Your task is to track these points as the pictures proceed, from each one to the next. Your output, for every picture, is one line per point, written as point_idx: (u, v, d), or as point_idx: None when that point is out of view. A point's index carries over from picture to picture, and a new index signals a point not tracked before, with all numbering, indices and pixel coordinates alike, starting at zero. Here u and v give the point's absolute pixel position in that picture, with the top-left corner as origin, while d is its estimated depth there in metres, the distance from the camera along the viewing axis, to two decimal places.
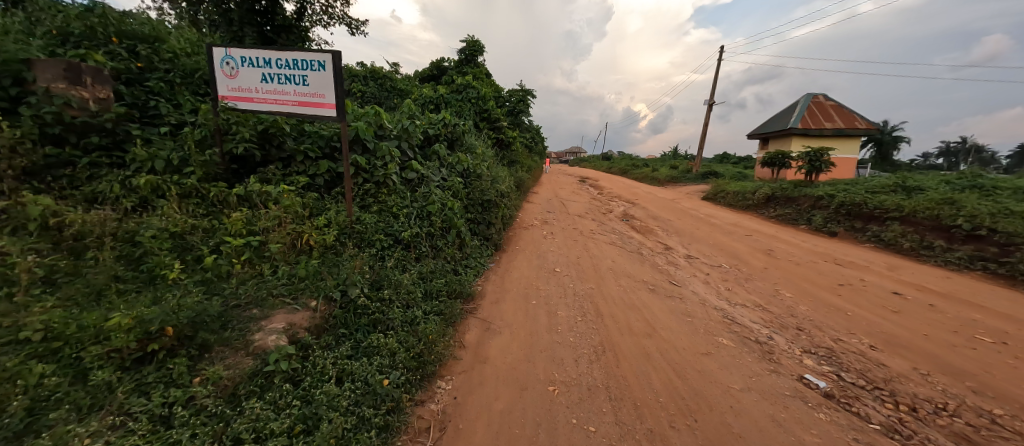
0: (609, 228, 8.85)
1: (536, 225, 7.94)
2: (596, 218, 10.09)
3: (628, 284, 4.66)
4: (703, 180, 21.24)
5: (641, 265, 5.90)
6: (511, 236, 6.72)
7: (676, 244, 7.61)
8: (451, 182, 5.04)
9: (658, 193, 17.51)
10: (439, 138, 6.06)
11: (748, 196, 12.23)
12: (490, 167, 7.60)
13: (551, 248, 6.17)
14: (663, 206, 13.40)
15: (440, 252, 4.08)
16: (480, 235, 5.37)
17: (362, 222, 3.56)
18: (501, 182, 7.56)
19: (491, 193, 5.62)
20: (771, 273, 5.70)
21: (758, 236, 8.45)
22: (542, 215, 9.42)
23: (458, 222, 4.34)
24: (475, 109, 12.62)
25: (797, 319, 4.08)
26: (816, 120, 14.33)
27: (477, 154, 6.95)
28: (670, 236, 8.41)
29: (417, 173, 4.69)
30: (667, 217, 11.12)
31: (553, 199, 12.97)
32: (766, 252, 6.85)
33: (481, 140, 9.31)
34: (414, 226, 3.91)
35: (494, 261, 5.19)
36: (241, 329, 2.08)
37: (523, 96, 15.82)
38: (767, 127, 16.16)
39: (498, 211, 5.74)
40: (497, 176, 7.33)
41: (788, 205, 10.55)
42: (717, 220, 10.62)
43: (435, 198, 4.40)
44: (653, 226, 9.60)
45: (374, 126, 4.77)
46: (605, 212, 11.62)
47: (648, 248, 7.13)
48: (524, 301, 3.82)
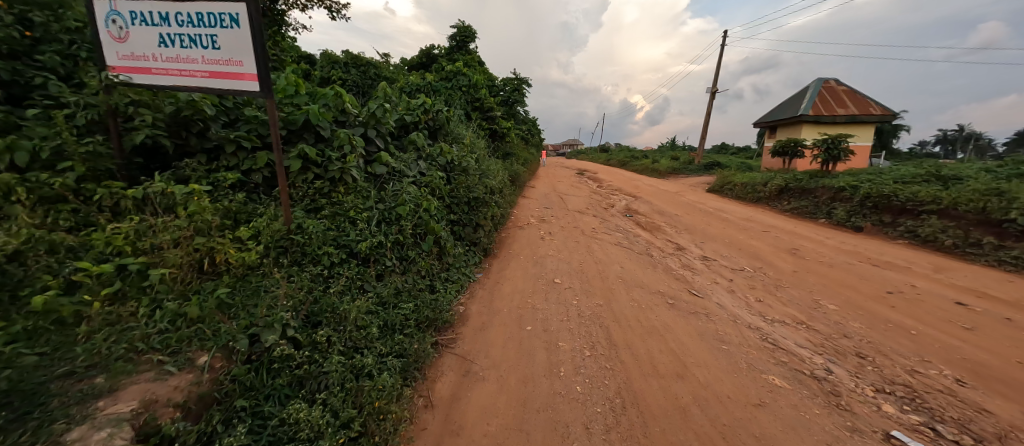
0: (613, 226, 8.05)
1: (532, 224, 7.13)
2: (598, 214, 9.28)
3: (643, 298, 3.87)
4: (706, 172, 20.43)
5: (654, 270, 5.12)
6: (504, 237, 5.92)
7: (689, 244, 6.83)
8: (429, 178, 4.22)
9: (660, 186, 16.73)
10: (418, 127, 5.22)
11: (758, 188, 11.45)
12: (480, 160, 6.76)
13: (550, 251, 5.36)
14: (667, 200, 12.63)
15: (411, 264, 3.27)
16: (466, 239, 4.57)
17: (306, 231, 2.74)
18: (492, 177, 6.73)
19: (478, 189, 4.80)
20: (803, 278, 4.94)
21: (777, 232, 7.67)
22: (539, 212, 8.60)
23: (436, 227, 3.55)
24: (466, 98, 11.74)
25: (853, 342, 3.31)
26: (828, 106, 13.52)
27: (464, 145, 6.11)
28: (681, 234, 7.62)
29: (386, 167, 3.88)
30: (674, 211, 10.34)
31: (551, 194, 12.13)
32: (791, 252, 6.09)
33: (471, 131, 8.47)
34: (377, 235, 3.10)
35: (482, 270, 4.39)
36: (45, 427, 1.29)
37: (518, 85, 14.91)
38: (775, 115, 15.35)
39: (489, 211, 4.93)
40: (487, 169, 6.50)
41: (804, 197, 9.79)
42: (727, 214, 9.85)
43: (407, 197, 3.58)
44: (660, 223, 8.83)
45: (333, 109, 3.93)
46: (607, 207, 10.82)
47: (658, 249, 6.34)
48: (516, 328, 3.03)
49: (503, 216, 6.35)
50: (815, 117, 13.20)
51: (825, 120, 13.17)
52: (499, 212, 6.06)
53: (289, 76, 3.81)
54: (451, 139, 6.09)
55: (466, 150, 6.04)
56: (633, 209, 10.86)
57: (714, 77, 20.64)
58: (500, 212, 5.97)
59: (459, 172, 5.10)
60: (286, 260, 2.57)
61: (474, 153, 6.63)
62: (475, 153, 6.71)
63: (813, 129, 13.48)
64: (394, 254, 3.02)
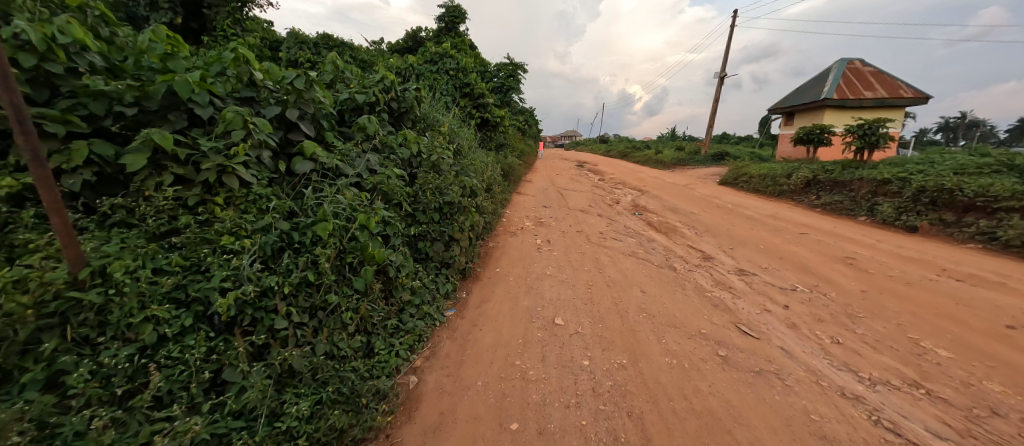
0: (622, 228, 6.88)
1: (527, 229, 5.94)
2: (603, 213, 8.08)
3: (684, 349, 2.69)
4: (714, 163, 19.19)
5: (684, 291, 3.95)
6: (490, 248, 4.75)
7: (717, 251, 5.66)
8: (379, 178, 3.00)
9: (667, 178, 15.51)
10: (376, 109, 3.98)
11: (780, 181, 10.26)
12: (462, 154, 5.53)
13: (549, 268, 4.16)
14: (677, 195, 11.46)
15: (331, 316, 2.09)
16: (435, 260, 3.38)
17: (116, 279, 1.54)
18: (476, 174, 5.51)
19: (453, 189, 3.60)
20: (881, 303, 3.78)
21: (816, 233, 6.51)
22: (535, 212, 7.40)
23: (378, 254, 2.36)
24: (452, 84, 10.48)
25: (1016, 427, 2.17)
26: (853, 89, 12.26)
27: (440, 133, 4.88)
28: (703, 238, 6.46)
29: (311, 162, 2.69)
30: (689, 208, 9.15)
31: (549, 189, 10.93)
32: (848, 264, 4.91)
33: (455, 118, 7.24)
34: (267, 275, 1.92)
35: (456, 304, 3.22)
36: None
37: (513, 70, 13.58)
38: (792, 100, 14.08)
39: (468, 219, 3.73)
40: (470, 163, 5.30)
41: (837, 190, 8.61)
42: (749, 211, 8.70)
43: (334, 208, 2.38)
44: (675, 223, 7.66)
45: (236, 80, 2.72)
46: (612, 204, 9.62)
47: (682, 260, 5.17)
48: (495, 427, 1.87)
49: (491, 221, 5.13)
50: (839, 101, 11.98)
51: (850, 104, 11.95)
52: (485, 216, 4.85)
53: (165, 31, 2.59)
54: (421, 126, 4.86)
55: (443, 139, 4.82)
56: (641, 205, 9.67)
57: (722, 60, 19.25)
58: (486, 217, 4.76)
59: (428, 169, 3.89)
60: (60, 341, 1.39)
61: (454, 145, 5.39)
62: (456, 145, 5.49)
63: (837, 114, 12.26)
64: (294, 308, 1.85)
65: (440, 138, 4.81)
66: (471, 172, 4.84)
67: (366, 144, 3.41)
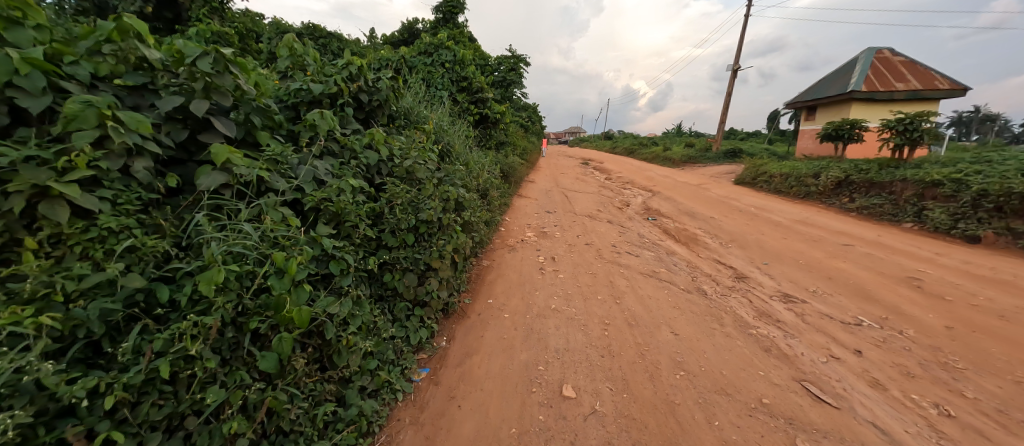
0: (636, 237, 6.07)
1: (528, 241, 5.14)
2: (614, 219, 7.26)
3: (748, 440, 1.89)
4: (727, 160, 18.24)
5: (724, 329, 3.14)
6: (483, 270, 3.97)
7: (750, 268, 4.83)
8: (324, 194, 2.21)
9: (677, 177, 14.63)
10: (337, 102, 3.19)
11: (806, 181, 9.39)
12: (447, 157, 4.73)
13: (554, 298, 3.36)
14: (691, 196, 10.61)
15: (205, 430, 1.33)
16: (406, 298, 2.57)
17: None
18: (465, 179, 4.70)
19: (430, 203, 2.81)
20: (979, 347, 2.96)
21: (861, 243, 5.65)
22: (538, 219, 6.61)
23: (299, 315, 1.57)
24: (448, 77, 9.75)
25: None
26: (883, 80, 11.30)
27: (424, 132, 4.09)
28: (730, 250, 5.63)
29: (221, 173, 1.92)
30: (707, 212, 8.31)
31: (553, 191, 10.13)
32: (915, 287, 4.07)
33: (447, 114, 6.45)
34: (82, 376, 1.16)
35: (431, 360, 2.44)
36: None
37: (514, 63, 12.76)
38: (813, 93, 13.13)
39: (451, 241, 2.93)
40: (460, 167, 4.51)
41: (874, 193, 7.74)
42: (774, 216, 7.85)
43: (235, 246, 1.60)
44: (694, 230, 6.84)
45: (120, 61, 1.96)
46: (621, 208, 8.80)
47: (711, 280, 4.35)
48: None
49: (484, 235, 4.31)
50: (868, 94, 11.04)
51: (880, 97, 11.02)
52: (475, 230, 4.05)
53: None
54: (397, 123, 4.07)
55: (427, 139, 4.03)
56: (653, 209, 8.85)
57: (736, 52, 18.24)
58: (477, 232, 3.97)
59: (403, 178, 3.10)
60: None
61: (440, 146, 4.59)
62: (443, 146, 4.70)
63: (864, 108, 11.34)
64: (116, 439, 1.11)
65: (421, 137, 4.01)
66: (459, 179, 4.04)
67: (314, 146, 2.62)
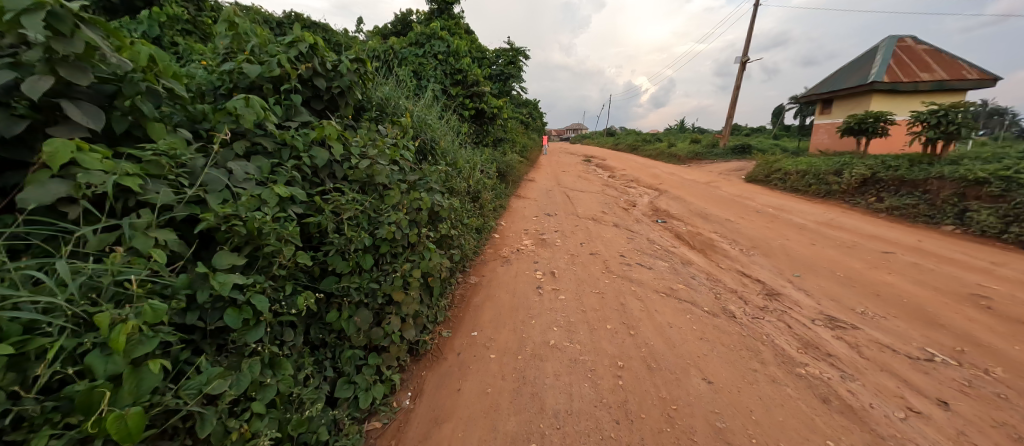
0: (646, 244, 5.42)
1: (525, 250, 4.50)
2: (620, 223, 6.60)
3: None
4: (735, 156, 17.52)
5: (767, 371, 2.50)
6: (468, 291, 3.32)
7: (781, 281, 4.18)
8: (230, 210, 1.58)
9: (685, 174, 13.95)
10: (281, 88, 2.56)
11: (827, 179, 8.71)
12: (426, 156, 4.09)
13: (554, 329, 2.72)
14: (701, 195, 9.95)
15: None
16: (357, 344, 1.94)
17: None
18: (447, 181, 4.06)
19: (392, 217, 2.19)
20: None
21: (903, 250, 5.00)
22: (536, 223, 5.97)
23: (119, 424, 0.95)
24: (441, 69, 9.11)
25: None
26: (906, 70, 10.59)
27: (400, 127, 3.44)
28: (753, 258, 4.97)
29: (59, 182, 1.30)
30: (721, 213, 7.65)
31: (554, 191, 9.47)
32: (984, 308, 3.41)
33: (435, 108, 5.82)
34: None
35: (388, 433, 1.83)
36: None
37: (514, 56, 12.09)
38: (829, 85, 12.42)
39: (421, 265, 2.29)
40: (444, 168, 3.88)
41: (906, 193, 7.06)
42: (796, 217, 7.17)
43: (24, 308, 0.97)
44: (709, 235, 6.19)
45: None
46: (628, 209, 8.15)
47: (738, 299, 3.70)
48: None
49: (470, 246, 3.67)
50: (890, 85, 10.34)
51: (904, 88, 10.31)
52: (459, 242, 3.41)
53: None
54: (365, 116, 3.44)
55: (402, 135, 3.39)
56: (662, 210, 8.19)
57: (744, 43, 17.48)
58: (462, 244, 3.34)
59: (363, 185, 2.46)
60: None
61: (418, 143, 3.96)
62: (422, 144, 4.07)
63: (886, 100, 10.63)
64: None
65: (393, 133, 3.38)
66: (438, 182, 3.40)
67: (235, 142, 2.00)
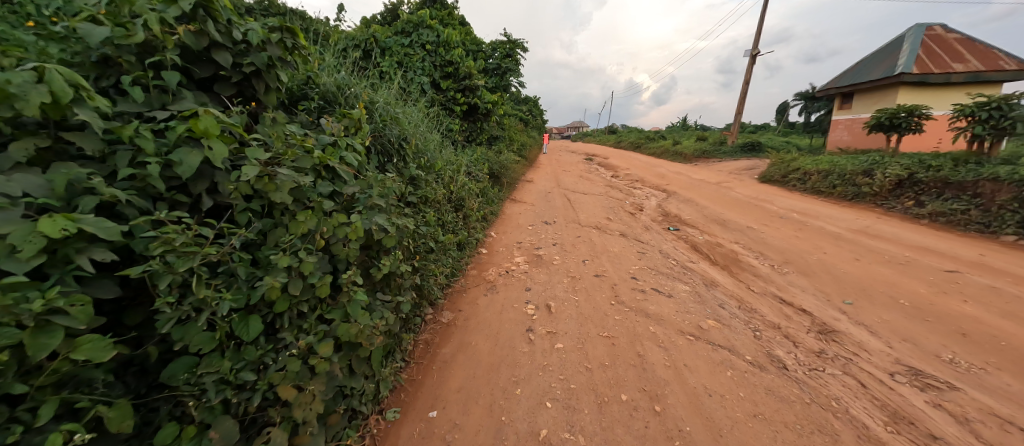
0: (660, 260, 4.62)
1: (516, 273, 3.69)
2: (628, 233, 5.78)
3: None
4: (744, 154, 16.67)
5: None
6: (436, 338, 2.53)
7: (833, 312, 3.38)
8: None
9: (693, 174, 13.12)
10: (148, 61, 1.75)
11: (855, 180, 7.90)
12: (388, 159, 3.28)
13: (547, 407, 1.93)
14: (713, 197, 9.14)
15: None
16: None
17: None
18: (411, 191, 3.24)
19: (283, 261, 1.38)
20: None
21: (968, 268, 4.20)
22: (532, 233, 5.18)
23: None
24: (429, 61, 8.28)
25: None
26: (937, 61, 9.74)
27: (350, 123, 2.67)
28: (790, 278, 4.17)
29: None
30: (739, 219, 6.85)
31: (553, 193, 8.68)
32: None
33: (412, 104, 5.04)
34: None
35: None
36: None
37: (511, 49, 11.26)
38: (849, 78, 11.57)
39: (338, 333, 1.47)
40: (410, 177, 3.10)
41: (952, 197, 6.25)
42: (826, 223, 6.37)
43: None
44: (731, 246, 5.39)
45: None
46: (635, 214, 7.34)
47: (786, 340, 2.91)
48: None
49: (439, 274, 2.87)
50: (919, 76, 9.51)
51: (935, 80, 9.46)
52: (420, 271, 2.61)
53: None
54: (298, 107, 2.63)
55: (350, 134, 2.61)
56: (672, 215, 7.39)
57: (754, 35, 16.58)
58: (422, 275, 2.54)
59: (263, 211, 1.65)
60: None
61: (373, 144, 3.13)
62: (383, 145, 3.24)
63: (915, 93, 9.79)
64: None
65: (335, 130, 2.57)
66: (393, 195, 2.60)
67: (19, 142, 1.23)
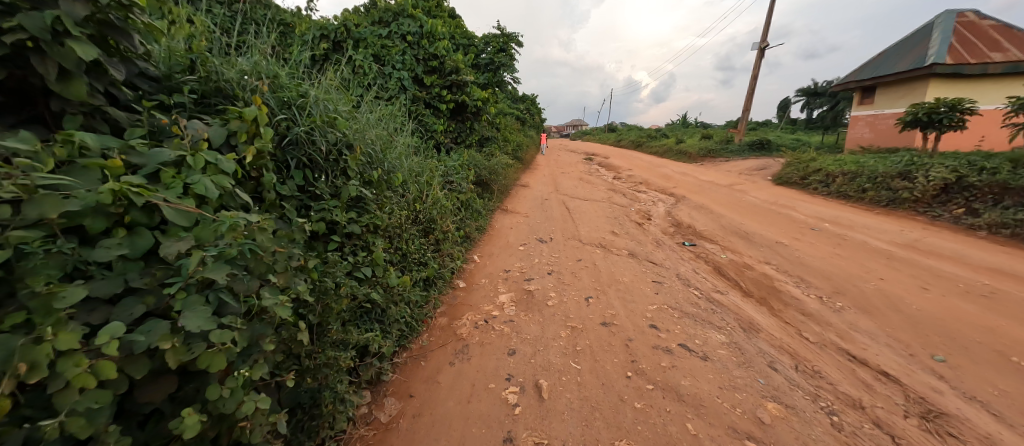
0: (681, 291, 3.73)
1: (496, 323, 2.78)
2: (638, 252, 4.88)
3: None
4: (753, 153, 15.78)
5: None
6: None
7: (928, 379, 2.50)
8: None
9: (701, 175, 12.20)
10: None
11: (890, 183, 7.01)
12: (315, 176, 2.41)
13: None
14: (728, 203, 8.25)
15: None
16: None
17: None
18: (344, 219, 2.38)
19: None
20: None
21: None
22: (524, 256, 4.29)
23: None
24: (411, 53, 7.33)
25: None
26: (973, 50, 8.84)
27: (239, 133, 1.81)
28: (851, 319, 3.29)
29: None
30: (764, 230, 5.98)
31: (551, 200, 7.78)
32: None
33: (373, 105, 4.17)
34: None
35: None
36: None
37: (505, 42, 10.31)
38: (872, 71, 10.65)
39: None
40: (336, 216, 2.31)
41: (1014, 205, 5.38)
42: (867, 236, 5.50)
43: None
44: (763, 268, 4.50)
45: None
46: (643, 225, 6.45)
47: (883, 435, 2.03)
48: None
49: (375, 343, 2.00)
50: (953, 67, 8.59)
51: (971, 71, 8.57)
52: (331, 346, 1.75)
53: None
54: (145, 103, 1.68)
55: (236, 153, 1.77)
56: (686, 226, 6.49)
57: (764, 27, 15.66)
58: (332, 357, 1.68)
59: None
60: None
61: (288, 155, 2.26)
62: (306, 156, 2.37)
63: (948, 86, 8.89)
64: None
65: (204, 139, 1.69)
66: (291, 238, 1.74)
67: None
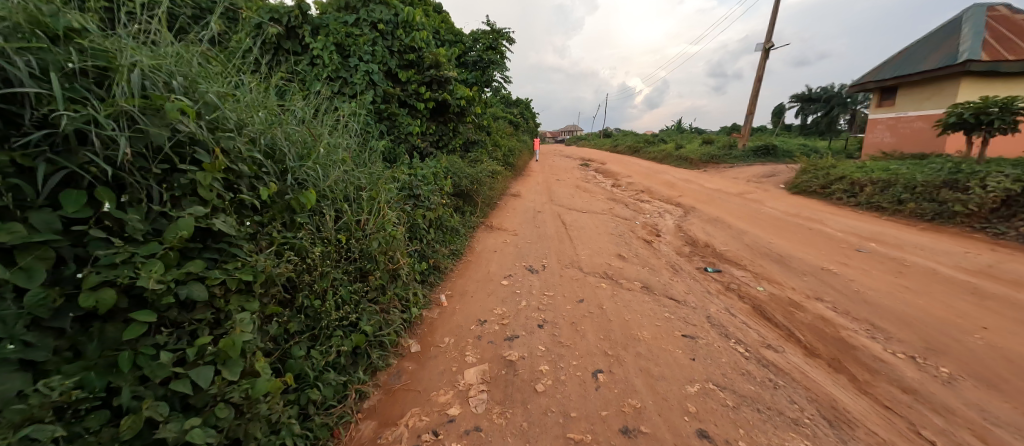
0: (724, 351, 2.68)
1: (452, 438, 1.70)
2: (653, 284, 3.85)
3: None
4: (757, 159, 14.91)
5: None
6: None
7: None
8: None
9: (706, 182, 11.25)
10: None
11: (935, 194, 6.08)
12: (119, 201, 1.34)
13: None
14: (744, 215, 7.28)
15: None
16: None
17: None
18: (164, 280, 1.30)
19: None
20: None
21: None
22: (505, 296, 3.23)
23: None
24: (384, 44, 6.24)
25: None
26: (1010, 46, 8.00)
27: None
28: (977, 400, 2.27)
29: None
30: (800, 251, 4.98)
31: (544, 213, 6.75)
32: None
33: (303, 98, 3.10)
34: None
35: None
36: None
37: (495, 38, 9.29)
38: (893, 70, 9.80)
39: None
40: (138, 277, 1.23)
41: None
42: (927, 259, 4.52)
43: None
44: (817, 306, 3.48)
45: None
46: (653, 245, 5.42)
47: None
48: None
49: None
50: (990, 64, 7.74)
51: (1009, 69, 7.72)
52: None
53: None
54: None
55: None
56: (704, 245, 5.47)
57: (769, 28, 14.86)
58: None
59: None
60: None
61: (46, 165, 1.21)
62: (94, 165, 1.31)
63: (983, 85, 8.04)
64: None
65: None
66: None
67: None
